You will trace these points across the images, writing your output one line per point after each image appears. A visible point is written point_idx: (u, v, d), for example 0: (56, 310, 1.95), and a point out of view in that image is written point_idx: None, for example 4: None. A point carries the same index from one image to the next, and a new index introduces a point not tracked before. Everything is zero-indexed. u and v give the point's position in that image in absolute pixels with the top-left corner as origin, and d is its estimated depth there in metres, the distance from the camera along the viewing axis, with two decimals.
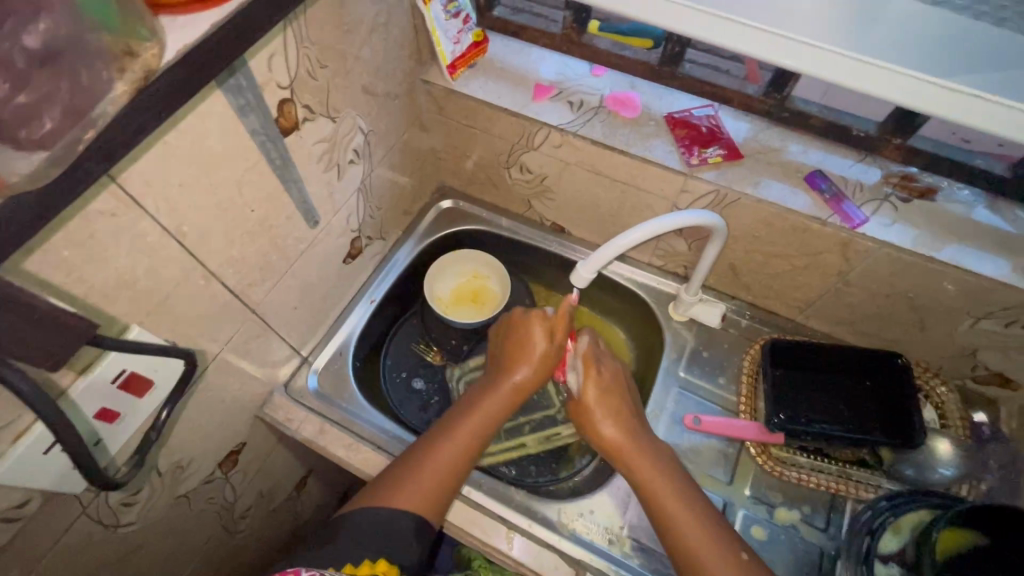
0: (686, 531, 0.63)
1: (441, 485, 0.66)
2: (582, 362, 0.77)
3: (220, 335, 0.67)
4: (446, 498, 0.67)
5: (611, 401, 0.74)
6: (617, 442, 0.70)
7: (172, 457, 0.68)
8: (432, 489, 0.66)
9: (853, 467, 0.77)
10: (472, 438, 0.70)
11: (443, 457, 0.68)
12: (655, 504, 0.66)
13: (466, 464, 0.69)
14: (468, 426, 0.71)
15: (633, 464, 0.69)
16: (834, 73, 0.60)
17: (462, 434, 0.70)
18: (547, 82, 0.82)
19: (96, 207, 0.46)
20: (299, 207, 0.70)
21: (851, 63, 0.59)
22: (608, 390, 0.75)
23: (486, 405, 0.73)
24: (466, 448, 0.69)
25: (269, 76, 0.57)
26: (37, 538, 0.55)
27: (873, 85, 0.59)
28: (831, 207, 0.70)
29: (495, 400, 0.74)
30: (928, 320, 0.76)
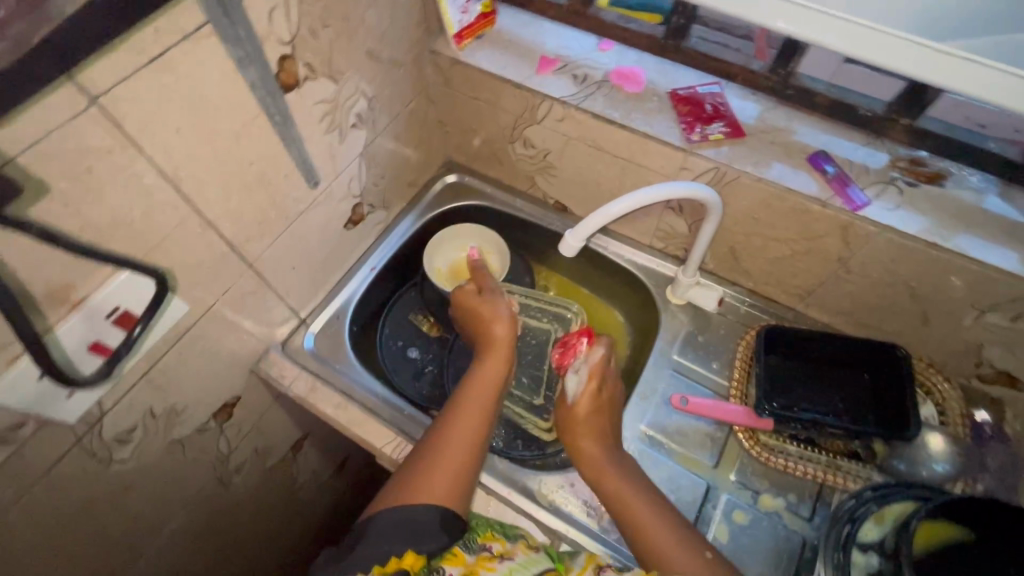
0: (656, 540, 0.59)
1: (467, 467, 0.63)
2: (589, 371, 0.74)
3: (217, 285, 0.69)
4: (473, 481, 0.64)
5: (600, 414, 0.72)
6: (591, 456, 0.69)
7: (166, 402, 0.71)
8: (459, 474, 0.62)
9: (843, 459, 0.75)
10: (485, 416, 0.68)
11: (462, 441, 0.65)
12: (627, 519, 0.62)
13: (484, 442, 0.67)
14: (477, 404, 0.68)
15: (602, 478, 0.67)
16: (840, 41, 0.55)
17: (474, 415, 0.67)
18: (553, 54, 0.82)
19: (92, 143, 0.48)
20: (298, 166, 0.72)
21: (859, 31, 0.55)
22: (600, 402, 0.73)
23: (489, 381, 0.72)
24: (481, 426, 0.67)
25: (269, 30, 0.58)
26: (31, 463, 0.58)
27: (884, 56, 0.55)
28: (834, 189, 0.68)
29: (494, 373, 0.73)
30: (931, 312, 0.73)
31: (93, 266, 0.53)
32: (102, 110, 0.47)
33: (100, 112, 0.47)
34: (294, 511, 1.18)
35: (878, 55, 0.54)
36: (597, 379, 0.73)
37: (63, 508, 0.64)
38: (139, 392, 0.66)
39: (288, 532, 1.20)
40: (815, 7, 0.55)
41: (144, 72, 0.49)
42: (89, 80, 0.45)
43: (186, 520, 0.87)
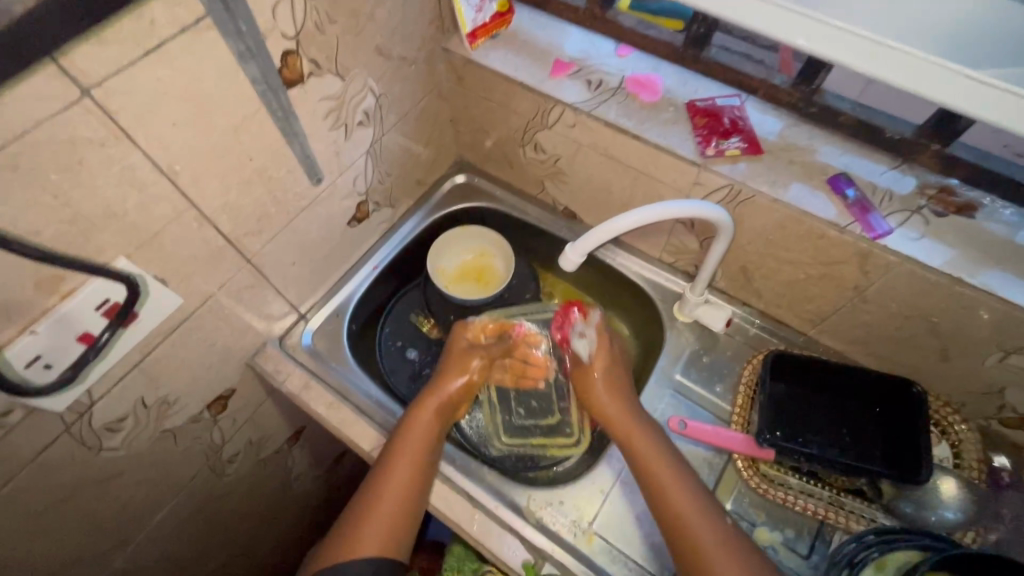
0: (677, 502, 0.63)
1: (400, 519, 0.64)
2: (593, 333, 0.78)
3: (213, 278, 0.69)
4: (409, 530, 0.65)
5: (615, 380, 0.76)
6: (616, 414, 0.72)
7: (159, 392, 0.71)
8: (391, 528, 0.63)
9: (846, 496, 0.71)
10: (416, 465, 0.68)
11: (392, 495, 0.65)
12: (652, 485, 0.65)
13: (421, 489, 0.67)
14: (408, 454, 0.68)
15: (631, 436, 0.69)
16: (866, 62, 0.52)
17: (403, 467, 0.67)
18: (568, 58, 0.80)
19: (84, 135, 0.47)
20: (301, 162, 0.71)
21: (888, 53, 0.51)
22: (612, 365, 0.77)
23: (422, 427, 0.71)
24: (413, 475, 0.67)
25: (272, 25, 0.57)
26: (19, 449, 0.58)
27: (911, 79, 0.51)
28: (853, 215, 0.65)
29: (428, 417, 0.72)
30: (952, 349, 0.69)
31: (84, 258, 0.52)
32: (94, 102, 0.46)
33: (92, 104, 0.46)
34: (289, 501, 1.18)
35: (905, 79, 0.51)
36: (605, 340, 0.78)
37: (51, 492, 0.65)
38: (131, 382, 0.66)
39: (282, 522, 1.21)
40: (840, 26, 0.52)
41: (140, 64, 0.48)
42: (81, 72, 0.45)
43: (177, 507, 0.88)
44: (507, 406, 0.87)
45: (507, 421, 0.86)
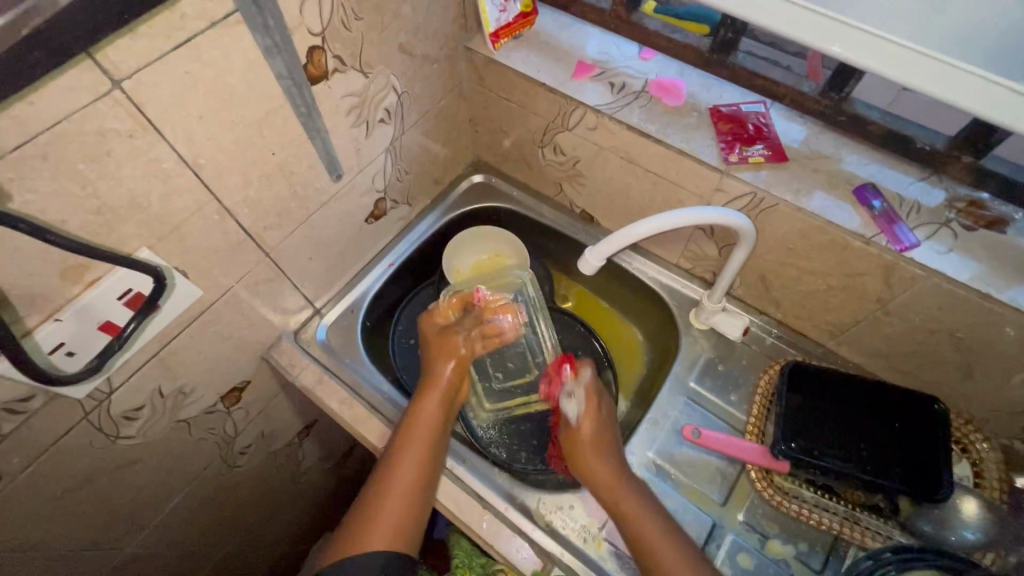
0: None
1: (408, 513, 0.64)
2: (584, 394, 0.73)
3: (232, 271, 0.69)
4: (418, 524, 0.65)
5: (604, 441, 0.71)
6: (607, 485, 0.67)
7: (175, 383, 0.71)
8: (400, 522, 0.63)
9: (863, 512, 0.70)
10: (424, 459, 0.68)
11: (400, 489, 0.65)
12: (659, 572, 0.61)
13: (428, 483, 0.67)
14: (416, 448, 0.68)
15: (622, 506, 0.66)
16: (904, 73, 0.50)
17: (410, 460, 0.67)
18: (591, 60, 0.79)
19: (114, 126, 0.47)
20: (322, 158, 0.71)
21: (927, 62, 0.50)
22: (599, 425, 0.72)
23: (428, 420, 0.71)
24: (420, 469, 0.67)
25: (300, 21, 0.57)
26: (39, 434, 0.59)
27: (951, 91, 0.49)
28: (879, 226, 0.63)
29: (434, 410, 0.72)
30: (976, 366, 0.68)
31: (109, 248, 0.53)
32: (124, 93, 0.47)
33: (122, 96, 0.47)
34: (297, 493, 1.19)
35: (944, 91, 0.49)
36: (597, 401, 0.73)
37: (68, 478, 0.66)
38: (149, 371, 0.67)
39: (289, 514, 1.22)
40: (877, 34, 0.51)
41: (169, 57, 0.48)
42: (112, 63, 0.45)
43: (188, 496, 0.88)
44: (486, 372, 0.87)
45: (488, 387, 0.87)
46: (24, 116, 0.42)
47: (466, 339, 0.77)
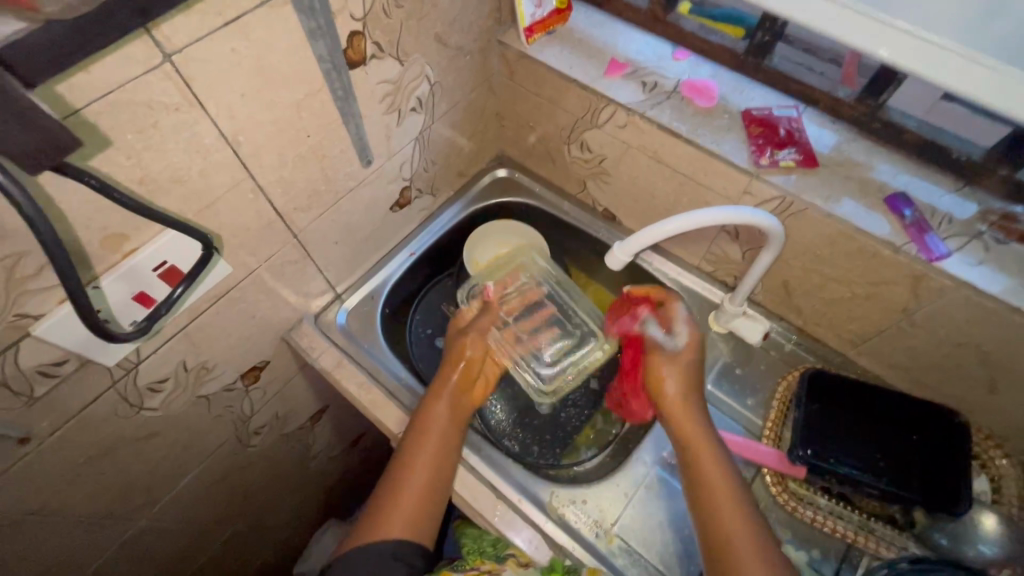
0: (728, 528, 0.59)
1: (421, 507, 0.65)
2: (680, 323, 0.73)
3: (260, 251, 0.70)
4: (432, 516, 0.66)
5: (692, 378, 0.71)
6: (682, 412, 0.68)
7: (199, 357, 0.72)
8: (412, 516, 0.64)
9: (877, 522, 0.70)
10: (435, 457, 0.68)
11: (412, 486, 0.65)
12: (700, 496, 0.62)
13: (441, 479, 0.67)
14: (426, 447, 0.68)
15: (684, 430, 0.67)
16: (952, 79, 0.50)
17: (422, 458, 0.67)
18: (623, 59, 0.79)
19: (162, 99, 0.48)
20: (354, 143, 0.72)
21: (977, 70, 0.50)
22: (685, 368, 0.71)
23: (439, 419, 0.70)
24: (432, 467, 0.67)
25: (343, 6, 0.58)
26: (68, 400, 0.60)
27: (1000, 99, 0.49)
28: (910, 235, 0.63)
29: (443, 408, 0.71)
30: (1001, 382, 0.67)
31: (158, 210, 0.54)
32: (174, 67, 0.48)
33: (171, 70, 0.48)
34: (305, 478, 1.20)
35: (993, 97, 0.49)
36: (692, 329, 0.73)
37: (92, 446, 0.67)
38: (175, 345, 0.68)
39: (295, 499, 1.22)
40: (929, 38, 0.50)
41: (217, 34, 0.49)
42: (166, 37, 0.46)
43: (202, 473, 0.89)
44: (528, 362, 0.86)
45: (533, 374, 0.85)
46: (81, 84, 0.43)
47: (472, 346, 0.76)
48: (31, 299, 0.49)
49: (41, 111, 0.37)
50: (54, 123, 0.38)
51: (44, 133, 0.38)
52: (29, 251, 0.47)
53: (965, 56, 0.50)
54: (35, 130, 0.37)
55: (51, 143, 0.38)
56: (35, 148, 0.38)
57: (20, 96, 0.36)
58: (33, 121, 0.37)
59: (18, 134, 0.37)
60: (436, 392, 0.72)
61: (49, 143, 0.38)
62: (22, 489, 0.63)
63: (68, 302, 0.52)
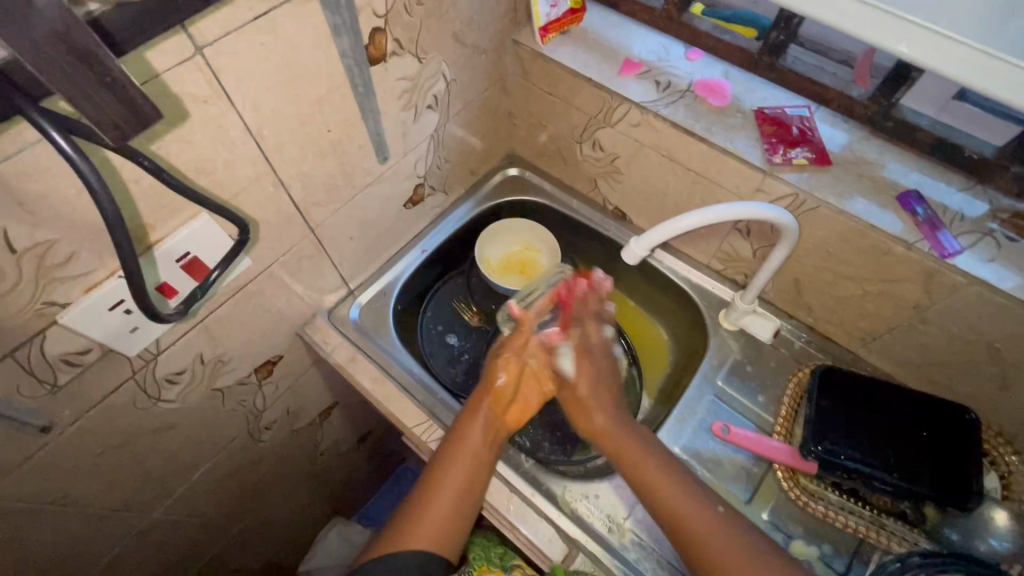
0: (682, 508, 0.62)
1: (449, 520, 0.65)
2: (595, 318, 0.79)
3: (278, 244, 0.71)
4: (457, 536, 0.65)
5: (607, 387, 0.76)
6: (619, 444, 0.69)
7: (216, 350, 0.73)
8: (440, 528, 0.64)
9: (888, 517, 0.71)
10: (466, 476, 0.68)
11: (441, 500, 0.66)
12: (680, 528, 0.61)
13: (471, 496, 0.67)
14: (459, 465, 0.68)
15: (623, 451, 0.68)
16: (970, 74, 0.51)
17: (454, 475, 0.67)
18: (637, 58, 0.80)
19: (192, 90, 0.49)
20: (372, 139, 0.73)
21: (994, 65, 0.50)
22: (601, 375, 0.77)
23: (473, 439, 0.70)
24: (464, 484, 0.67)
25: (366, 2, 0.59)
26: (90, 390, 0.60)
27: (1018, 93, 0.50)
28: (923, 232, 0.64)
29: (478, 428, 0.71)
30: (1012, 378, 0.68)
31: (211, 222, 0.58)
32: (205, 59, 0.48)
33: (203, 62, 0.48)
34: (313, 475, 1.20)
35: (1009, 90, 0.50)
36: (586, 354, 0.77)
37: (110, 437, 0.67)
38: (193, 337, 0.68)
39: (303, 496, 1.22)
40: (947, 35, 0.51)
41: (247, 27, 0.50)
42: (199, 30, 0.47)
43: (214, 467, 0.90)
44: None
45: None
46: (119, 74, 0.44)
47: (504, 370, 0.75)
48: (58, 287, 0.50)
49: (130, 84, 0.37)
50: (139, 95, 0.38)
51: (130, 106, 0.38)
52: (59, 238, 0.47)
53: (982, 52, 0.51)
54: (122, 102, 0.38)
55: (134, 116, 0.39)
56: (119, 121, 0.38)
57: (114, 69, 0.36)
58: (123, 94, 0.37)
59: (108, 104, 0.37)
60: (472, 412, 0.72)
61: (132, 116, 0.39)
62: (40, 479, 0.63)
63: (117, 273, 0.53)
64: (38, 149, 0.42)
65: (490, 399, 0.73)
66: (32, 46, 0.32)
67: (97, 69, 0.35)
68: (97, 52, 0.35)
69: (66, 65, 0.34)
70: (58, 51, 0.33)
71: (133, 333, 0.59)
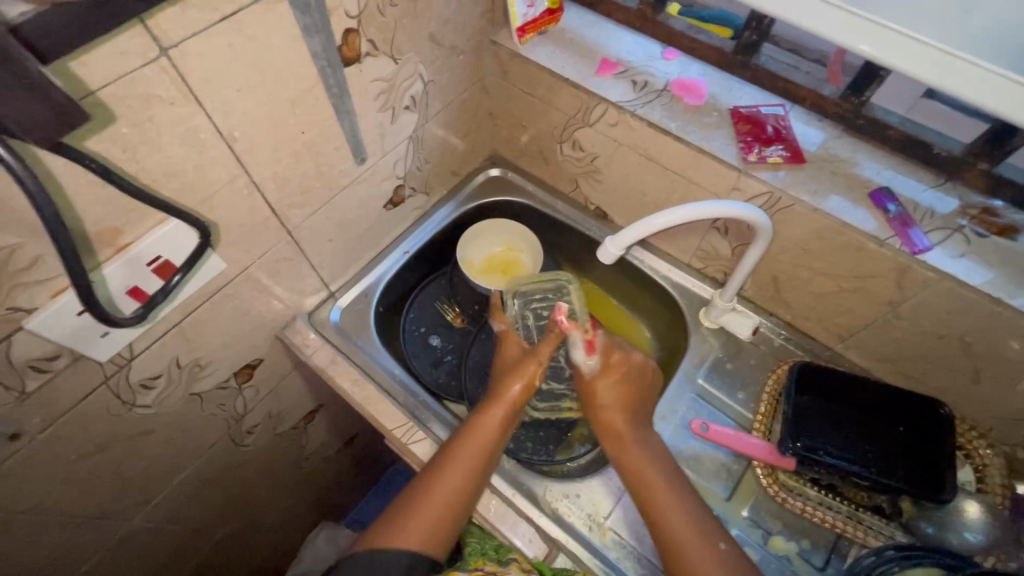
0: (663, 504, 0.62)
1: (444, 518, 0.64)
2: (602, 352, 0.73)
3: (254, 248, 0.70)
4: (451, 532, 0.64)
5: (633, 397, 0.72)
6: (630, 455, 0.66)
7: (193, 354, 0.72)
8: (435, 525, 0.63)
9: (865, 511, 0.71)
10: (468, 474, 0.66)
11: (439, 498, 0.64)
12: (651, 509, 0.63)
13: (468, 495, 0.66)
14: (462, 460, 0.67)
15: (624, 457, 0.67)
16: (935, 75, 0.52)
17: (458, 469, 0.66)
18: (614, 58, 0.81)
19: (158, 93, 0.49)
20: (348, 140, 0.72)
21: (958, 65, 0.51)
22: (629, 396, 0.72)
23: (484, 434, 0.69)
24: (466, 482, 0.66)
25: (337, 3, 0.59)
26: (61, 395, 0.60)
27: (981, 94, 0.51)
28: (894, 228, 0.65)
29: (493, 423, 0.70)
30: (984, 372, 0.69)
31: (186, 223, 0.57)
32: (170, 61, 0.48)
33: (167, 64, 0.48)
34: (299, 478, 1.19)
35: (976, 93, 0.51)
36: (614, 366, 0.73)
37: (84, 443, 0.66)
38: (168, 341, 0.68)
39: (289, 500, 1.22)
40: (911, 35, 0.52)
41: (213, 30, 0.50)
42: (163, 32, 0.46)
43: (195, 473, 0.89)
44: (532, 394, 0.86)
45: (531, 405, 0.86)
46: (80, 76, 0.43)
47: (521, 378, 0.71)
48: (24, 292, 0.49)
49: (49, 83, 0.37)
50: (59, 94, 0.38)
51: (52, 105, 0.38)
52: (22, 242, 0.47)
53: (947, 52, 0.51)
54: (43, 102, 0.37)
55: (57, 116, 0.39)
56: (41, 120, 0.38)
57: (31, 70, 0.36)
58: (42, 93, 0.37)
59: (27, 103, 0.37)
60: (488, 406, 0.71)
61: (54, 115, 0.39)
62: (12, 487, 0.62)
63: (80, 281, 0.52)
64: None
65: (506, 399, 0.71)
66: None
67: (15, 69, 0.35)
68: (14, 52, 0.35)
69: None
70: None
71: (103, 337, 0.58)
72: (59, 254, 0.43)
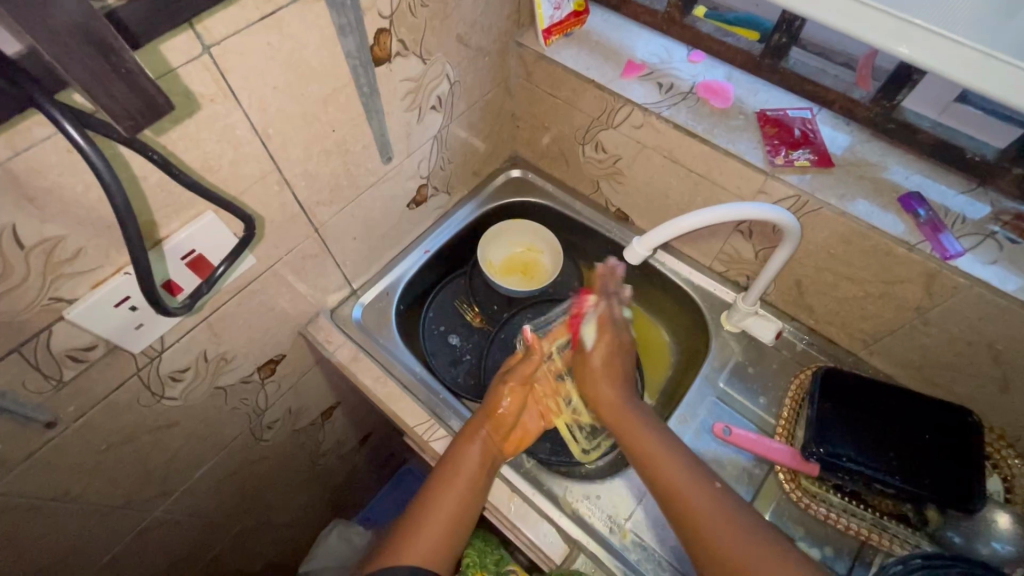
0: (683, 487, 0.63)
1: (440, 542, 0.64)
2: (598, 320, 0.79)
3: (282, 244, 0.71)
4: (449, 555, 0.65)
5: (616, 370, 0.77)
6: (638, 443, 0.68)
7: (219, 348, 0.73)
8: (432, 549, 0.63)
9: (890, 520, 0.70)
10: (460, 500, 0.67)
11: (435, 522, 0.65)
12: (678, 500, 0.62)
13: (459, 524, 0.66)
14: (454, 487, 0.68)
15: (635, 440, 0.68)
16: (974, 78, 0.52)
17: (450, 495, 0.67)
18: (639, 61, 0.81)
19: (198, 90, 0.50)
20: (377, 139, 0.73)
21: (998, 68, 0.51)
22: (614, 354, 0.78)
23: (469, 463, 0.69)
24: (456, 511, 0.66)
25: (372, 3, 0.59)
26: (94, 385, 0.61)
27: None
28: (924, 233, 0.64)
29: (476, 452, 0.70)
30: (1014, 380, 0.68)
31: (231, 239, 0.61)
32: (211, 58, 0.49)
33: (209, 61, 0.49)
34: (313, 475, 1.20)
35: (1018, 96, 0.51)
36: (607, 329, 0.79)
37: (114, 433, 0.67)
38: (197, 334, 0.69)
39: (303, 497, 1.22)
40: (953, 38, 0.52)
41: (254, 29, 0.51)
42: (206, 30, 0.47)
43: (215, 466, 0.90)
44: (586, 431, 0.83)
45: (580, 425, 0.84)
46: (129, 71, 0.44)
47: (508, 396, 0.75)
48: (65, 282, 0.50)
49: (139, 73, 0.39)
50: (151, 87, 0.40)
51: (143, 95, 0.39)
52: (67, 234, 0.48)
53: (988, 55, 0.51)
54: (135, 91, 0.39)
55: (147, 106, 0.40)
56: (134, 111, 0.40)
57: (126, 59, 0.37)
58: (136, 85, 0.39)
59: (121, 92, 0.38)
60: (470, 436, 0.72)
61: (146, 107, 0.40)
62: (45, 473, 0.64)
63: (121, 272, 0.53)
64: (46, 145, 0.42)
65: (490, 425, 0.72)
66: (53, 38, 0.33)
67: (113, 59, 0.36)
68: (113, 44, 0.36)
69: (82, 55, 0.35)
70: (78, 42, 0.34)
71: (138, 329, 0.59)
72: (130, 248, 0.43)
